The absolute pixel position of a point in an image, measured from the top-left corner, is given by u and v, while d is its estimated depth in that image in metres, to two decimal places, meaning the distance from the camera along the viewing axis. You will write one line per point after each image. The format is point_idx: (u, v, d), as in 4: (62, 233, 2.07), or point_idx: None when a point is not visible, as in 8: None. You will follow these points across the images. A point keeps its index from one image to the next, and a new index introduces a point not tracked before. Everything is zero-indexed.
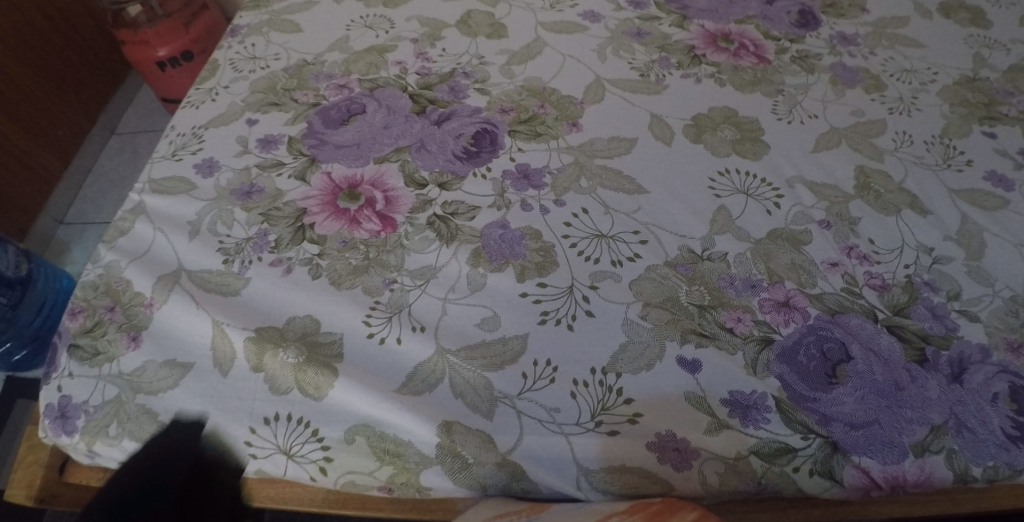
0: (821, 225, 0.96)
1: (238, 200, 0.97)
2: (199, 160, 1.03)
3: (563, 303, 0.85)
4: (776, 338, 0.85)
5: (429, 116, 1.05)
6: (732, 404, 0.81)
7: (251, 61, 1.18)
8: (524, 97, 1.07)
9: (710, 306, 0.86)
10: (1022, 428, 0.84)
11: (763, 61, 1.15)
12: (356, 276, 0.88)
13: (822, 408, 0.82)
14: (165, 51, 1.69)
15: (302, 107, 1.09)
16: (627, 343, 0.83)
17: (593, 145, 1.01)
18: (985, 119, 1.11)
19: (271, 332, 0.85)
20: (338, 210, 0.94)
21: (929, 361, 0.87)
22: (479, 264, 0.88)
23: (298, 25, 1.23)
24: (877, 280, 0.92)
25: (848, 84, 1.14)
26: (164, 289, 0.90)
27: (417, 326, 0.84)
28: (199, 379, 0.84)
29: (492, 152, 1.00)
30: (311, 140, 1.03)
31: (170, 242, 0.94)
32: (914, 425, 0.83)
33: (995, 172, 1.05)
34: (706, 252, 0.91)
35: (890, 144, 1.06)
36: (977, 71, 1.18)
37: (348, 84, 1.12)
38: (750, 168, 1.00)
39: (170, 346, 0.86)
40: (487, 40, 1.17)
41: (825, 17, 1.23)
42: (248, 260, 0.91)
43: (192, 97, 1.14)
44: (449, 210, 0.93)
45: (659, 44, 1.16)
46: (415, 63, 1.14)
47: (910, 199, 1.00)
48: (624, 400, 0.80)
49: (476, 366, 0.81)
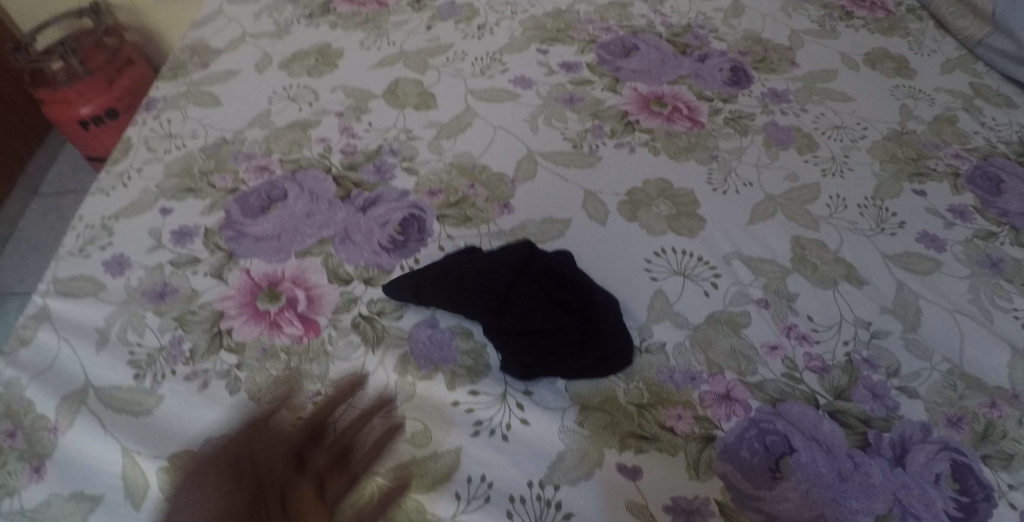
0: (759, 304, 0.95)
1: (149, 303, 0.94)
2: (109, 257, 0.98)
3: (496, 411, 0.86)
4: (718, 434, 0.86)
5: (355, 201, 1.02)
6: (676, 510, 0.81)
7: (167, 139, 1.12)
8: (453, 177, 1.05)
9: (650, 405, 0.87)
10: (966, 509, 0.83)
11: (696, 125, 1.14)
12: (278, 389, 0.88)
13: (768, 507, 0.82)
14: (89, 109, 1.61)
15: (219, 193, 1.05)
16: (565, 451, 0.84)
17: (525, 229, 1.00)
18: (915, 176, 1.12)
19: (186, 458, 0.83)
20: (257, 312, 0.93)
21: (872, 445, 0.86)
22: (407, 372, 0.88)
23: (218, 98, 1.18)
24: (817, 362, 0.91)
25: (781, 146, 1.13)
26: (69, 410, 0.86)
27: (342, 446, 0.84)
28: (108, 514, 0.80)
29: (419, 241, 0.98)
30: (229, 232, 1.00)
31: (77, 354, 0.90)
32: (859, 516, 0.82)
33: (928, 233, 1.05)
34: (644, 343, 0.91)
35: (823, 210, 1.06)
36: (904, 124, 1.19)
37: (270, 166, 1.07)
38: (686, 245, 1.00)
39: (77, 475, 0.83)
40: (415, 111, 1.13)
41: (755, 73, 1.24)
42: (161, 374, 0.88)
43: (101, 181, 1.08)
44: (375, 309, 0.93)
45: (592, 111, 1.14)
46: (340, 139, 1.10)
47: (845, 269, 1.00)
48: (564, 516, 0.80)
49: (406, 487, 0.81)
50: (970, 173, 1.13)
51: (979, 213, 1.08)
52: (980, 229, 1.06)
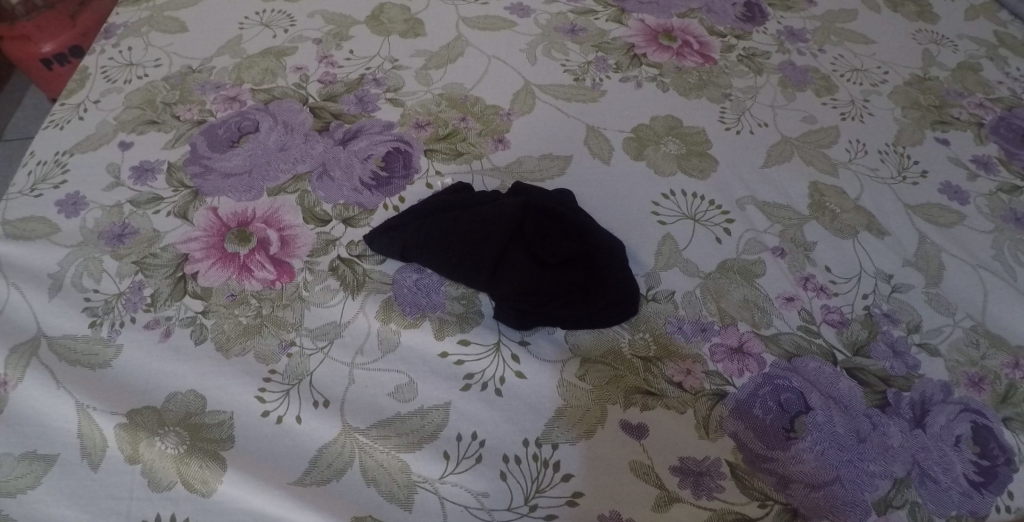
0: (774, 253, 0.88)
1: (107, 245, 0.84)
2: (62, 196, 0.87)
3: (490, 363, 0.78)
4: (729, 391, 0.79)
5: (334, 133, 0.93)
6: (683, 472, 0.75)
7: (127, 69, 1.00)
8: (443, 108, 0.96)
9: (656, 358, 0.80)
10: (985, 474, 0.77)
11: (708, 61, 1.05)
12: (248, 338, 0.79)
13: (781, 469, 0.76)
14: (52, 47, 1.30)
15: (184, 126, 0.94)
16: (564, 407, 0.77)
17: (521, 165, 0.92)
18: (938, 124, 1.02)
19: (148, 415, 0.75)
20: (225, 255, 0.83)
21: (891, 405, 0.80)
22: (390, 319, 0.80)
23: (184, 23, 1.05)
24: (835, 315, 0.84)
25: (798, 86, 1.04)
26: (19, 363, 0.77)
27: (319, 400, 0.76)
28: (62, 476, 0.73)
29: (405, 177, 0.90)
30: (195, 167, 0.90)
31: (28, 301, 0.80)
32: (876, 480, 0.76)
33: (950, 184, 0.96)
34: (651, 292, 0.84)
35: (843, 155, 0.97)
36: (927, 70, 1.08)
37: (240, 96, 0.97)
38: (697, 188, 0.92)
39: (29, 433, 0.74)
40: (401, 39, 1.03)
41: (772, 9, 1.13)
42: (119, 322, 0.79)
43: (54, 114, 0.95)
44: (355, 252, 0.84)
45: (595, 43, 1.05)
46: (318, 68, 1.00)
47: (866, 219, 0.92)
48: (562, 478, 0.74)
49: (390, 446, 0.74)
50: (994, 123, 1.03)
51: (1003, 165, 0.99)
52: (1004, 182, 0.97)
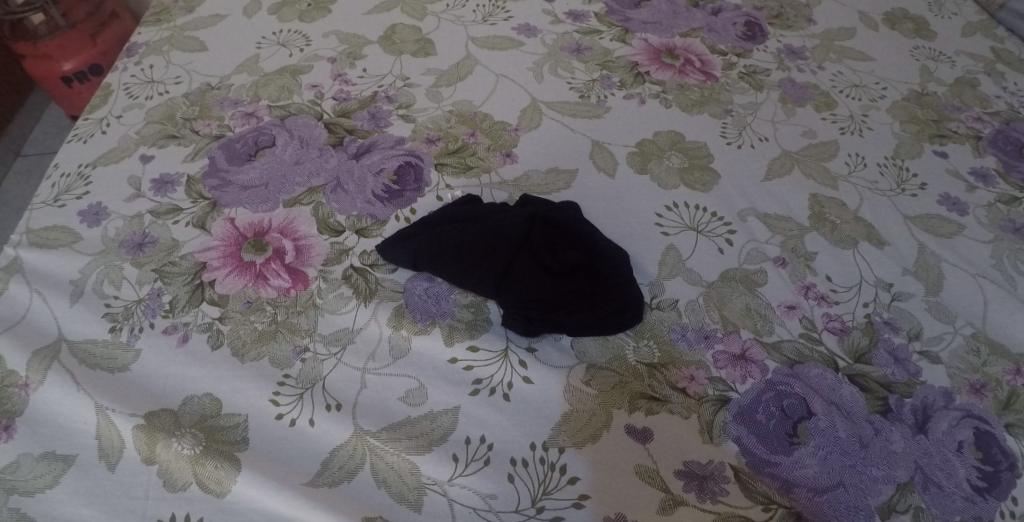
0: (776, 263, 0.90)
1: (128, 254, 0.87)
2: (85, 206, 0.90)
3: (497, 369, 0.80)
4: (733, 397, 0.81)
5: (348, 148, 0.96)
6: (687, 476, 0.77)
7: (148, 86, 1.04)
8: (453, 124, 1.00)
9: (661, 365, 0.82)
10: (989, 479, 0.78)
11: (709, 78, 1.08)
12: (263, 344, 0.81)
13: (785, 474, 0.77)
14: (72, 65, 1.33)
15: (202, 140, 0.97)
16: (570, 412, 0.79)
17: (527, 179, 0.95)
18: (936, 137, 1.04)
19: (164, 418, 0.77)
20: (241, 264, 0.86)
21: (893, 411, 0.81)
22: (401, 325, 0.83)
23: (204, 43, 1.09)
24: (837, 323, 0.86)
25: (798, 102, 1.07)
26: (40, 365, 0.79)
27: (332, 404, 0.78)
28: (80, 476, 0.75)
29: (416, 190, 0.93)
30: (214, 180, 0.93)
31: (50, 307, 0.83)
32: (879, 485, 0.77)
33: (949, 195, 0.98)
34: (656, 300, 0.86)
35: (842, 168, 1.00)
36: (924, 85, 1.11)
37: (257, 112, 1.00)
38: (700, 200, 0.95)
39: (47, 434, 0.77)
40: (412, 58, 1.07)
41: (772, 28, 1.17)
42: (138, 327, 0.82)
43: (78, 128, 0.99)
44: (368, 261, 0.87)
45: (600, 61, 1.09)
46: (332, 86, 1.03)
47: (866, 230, 0.94)
48: (568, 481, 0.76)
49: (400, 448, 0.76)
50: (993, 136, 1.05)
51: (1001, 177, 1.01)
52: (1002, 193, 0.99)
